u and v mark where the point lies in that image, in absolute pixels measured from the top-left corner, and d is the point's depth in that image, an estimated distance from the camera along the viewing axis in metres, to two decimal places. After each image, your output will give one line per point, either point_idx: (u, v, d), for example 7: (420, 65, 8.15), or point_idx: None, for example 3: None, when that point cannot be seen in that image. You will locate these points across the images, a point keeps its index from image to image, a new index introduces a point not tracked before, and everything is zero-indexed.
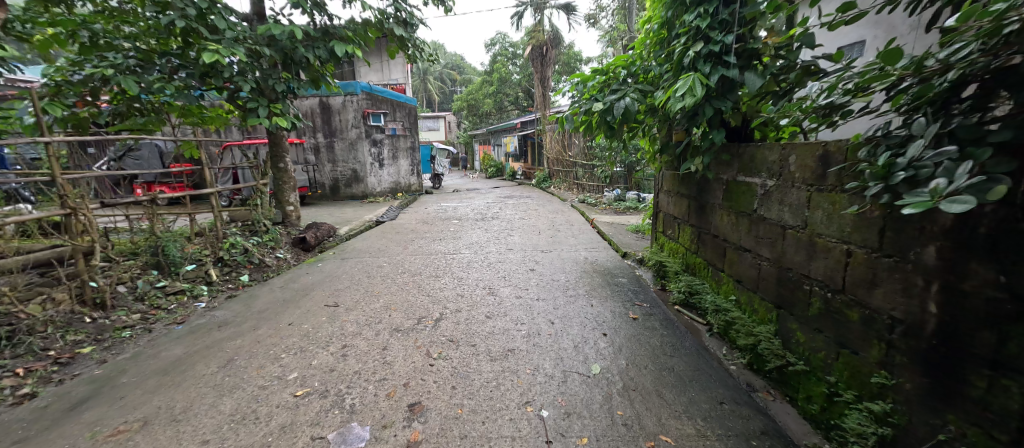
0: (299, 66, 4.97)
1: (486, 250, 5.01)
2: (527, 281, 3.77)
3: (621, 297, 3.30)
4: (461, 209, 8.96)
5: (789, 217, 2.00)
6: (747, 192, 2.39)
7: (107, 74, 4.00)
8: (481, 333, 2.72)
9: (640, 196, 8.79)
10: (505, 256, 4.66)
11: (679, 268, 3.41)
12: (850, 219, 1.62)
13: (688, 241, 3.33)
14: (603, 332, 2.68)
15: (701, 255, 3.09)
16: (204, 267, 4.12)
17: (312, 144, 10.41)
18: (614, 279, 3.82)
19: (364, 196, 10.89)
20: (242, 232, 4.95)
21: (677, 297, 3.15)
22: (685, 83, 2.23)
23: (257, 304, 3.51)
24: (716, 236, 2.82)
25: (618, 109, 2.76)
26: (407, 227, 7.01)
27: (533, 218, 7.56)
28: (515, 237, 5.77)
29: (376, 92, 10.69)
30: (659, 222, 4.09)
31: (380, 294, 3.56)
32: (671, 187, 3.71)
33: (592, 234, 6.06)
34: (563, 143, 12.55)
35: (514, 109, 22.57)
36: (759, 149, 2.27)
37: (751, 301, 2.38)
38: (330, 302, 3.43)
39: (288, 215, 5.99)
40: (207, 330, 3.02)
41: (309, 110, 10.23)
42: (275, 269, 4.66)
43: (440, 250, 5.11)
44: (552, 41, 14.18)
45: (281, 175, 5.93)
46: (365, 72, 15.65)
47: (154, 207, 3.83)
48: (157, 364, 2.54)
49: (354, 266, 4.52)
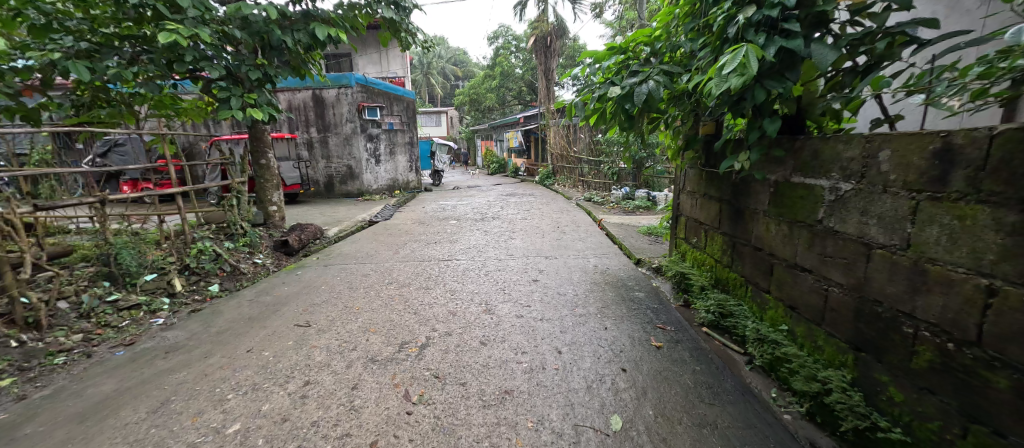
0: (278, 52, 4.50)
1: (485, 256, 4.53)
2: (530, 296, 3.28)
3: (640, 318, 2.81)
4: (459, 208, 8.47)
5: (880, 234, 1.50)
6: (808, 197, 1.89)
7: (54, 58, 3.53)
8: (474, 367, 2.25)
9: (650, 194, 8.29)
10: (506, 264, 4.17)
11: (707, 283, 2.91)
12: (994, 242, 1.14)
13: (718, 252, 2.83)
14: (622, 367, 2.19)
15: (735, 269, 2.59)
16: (166, 276, 3.67)
17: (305, 139, 9.96)
18: (629, 292, 3.33)
19: (360, 194, 10.42)
20: (214, 236, 4.49)
21: (705, 318, 2.66)
22: (734, 57, 1.70)
23: (218, 322, 3.04)
24: (757, 249, 2.33)
25: (639, 94, 2.24)
26: (401, 228, 6.54)
27: (536, 218, 7.05)
28: (517, 240, 5.29)
29: (371, 84, 10.20)
30: (680, 227, 3.58)
31: (360, 311, 3.08)
32: (696, 187, 3.20)
33: (600, 237, 5.56)
34: (569, 138, 12.06)
35: (517, 104, 22.05)
36: (827, 143, 1.77)
37: (811, 335, 1.89)
38: (300, 321, 2.96)
39: (271, 215, 5.52)
40: (151, 357, 2.55)
41: (302, 104, 9.76)
42: (250, 277, 4.20)
43: (433, 256, 4.64)
44: (557, 32, 13.63)
45: (262, 172, 5.46)
46: (365, 65, 15.19)
47: (105, 210, 3.37)
48: (77, 406, 2.07)
49: (337, 275, 4.05)
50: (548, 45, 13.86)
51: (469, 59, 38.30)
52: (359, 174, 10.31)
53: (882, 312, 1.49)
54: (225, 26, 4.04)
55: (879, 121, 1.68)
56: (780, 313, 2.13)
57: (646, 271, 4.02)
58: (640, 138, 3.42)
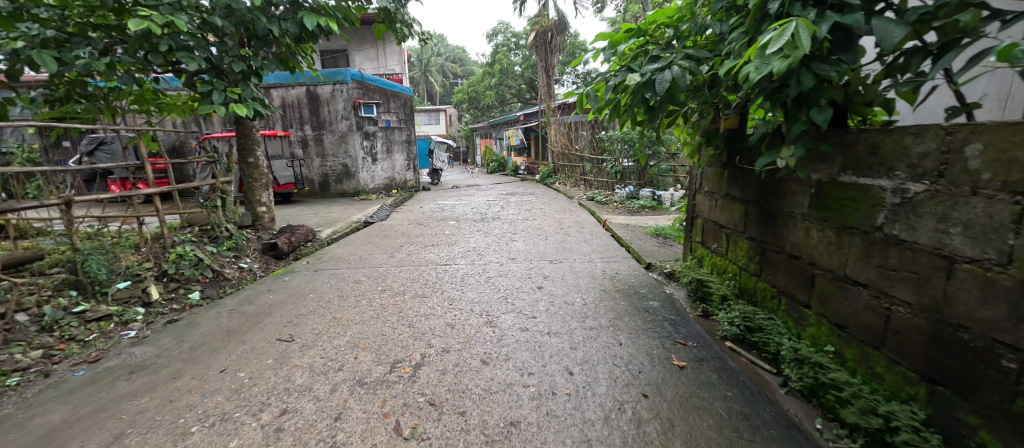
0: (264, 43, 4.22)
1: (485, 260, 4.26)
2: (535, 305, 3.02)
3: (657, 332, 2.55)
4: (458, 208, 8.20)
5: (967, 245, 1.25)
6: (863, 200, 1.63)
7: (16, 47, 3.24)
8: (475, 392, 1.99)
9: (655, 193, 8.03)
10: (508, 269, 3.91)
11: (730, 293, 2.65)
12: None
13: (743, 259, 2.57)
14: (643, 393, 1.93)
15: (765, 278, 2.33)
16: (141, 284, 3.39)
17: (299, 137, 9.67)
18: (642, 301, 3.06)
19: (356, 193, 10.14)
20: (197, 239, 4.21)
21: (729, 332, 2.40)
22: (781, 34, 1.44)
23: (193, 335, 2.77)
24: (794, 257, 2.06)
25: (662, 82, 1.97)
26: (397, 229, 6.27)
27: (538, 219, 6.79)
28: (519, 242, 5.02)
29: (368, 81, 9.90)
30: (695, 231, 3.32)
31: (349, 323, 2.81)
32: (716, 187, 2.93)
33: (606, 239, 5.29)
34: (570, 136, 11.78)
35: (517, 102, 21.74)
36: (887, 137, 1.52)
37: (865, 360, 1.64)
38: (283, 334, 2.69)
39: (260, 216, 5.24)
40: (112, 379, 2.28)
41: (295, 101, 9.48)
42: (234, 283, 3.93)
43: (431, 259, 4.37)
44: (557, 27, 13.31)
45: (250, 171, 5.18)
46: (361, 61, 14.89)
47: (72, 213, 3.10)
48: (17, 441, 1.79)
49: (327, 281, 3.79)
50: (548, 41, 13.54)
51: (468, 57, 37.94)
52: (355, 173, 10.02)
53: (970, 341, 1.24)
54: (205, 12, 3.77)
55: (956, 110, 1.42)
56: (824, 332, 1.87)
57: (658, 277, 3.76)
58: (653, 133, 3.16)
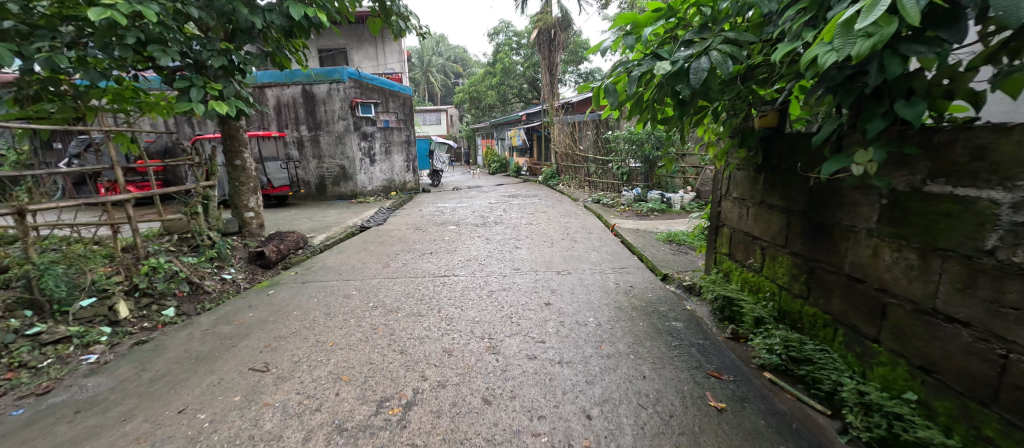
0: (248, 36, 3.90)
1: (487, 270, 3.93)
2: (543, 327, 2.69)
3: (685, 361, 2.21)
4: (459, 211, 7.88)
5: None
6: (963, 216, 1.29)
7: None
8: (475, 442, 1.65)
9: (664, 196, 7.69)
10: (512, 282, 3.58)
11: (767, 315, 2.32)
12: None
13: (783, 276, 2.24)
14: (678, 446, 1.59)
15: (814, 301, 2.00)
16: (108, 301, 3.08)
17: (294, 137, 9.38)
18: (663, 321, 2.73)
19: (354, 196, 9.79)
20: (175, 248, 3.92)
21: (768, 360, 2.07)
22: (869, 5, 1.09)
23: (156, 363, 2.44)
24: (856, 280, 1.73)
25: (698, 71, 1.64)
26: (394, 234, 5.96)
27: (542, 223, 6.46)
28: (523, 250, 4.69)
29: (366, 79, 9.59)
30: (721, 242, 2.99)
31: (333, 349, 2.48)
32: (748, 193, 2.60)
33: (616, 246, 4.95)
34: (574, 136, 11.44)
35: (518, 102, 21.41)
36: (1003, 136, 1.19)
37: (966, 417, 1.31)
38: (257, 362, 2.37)
39: (247, 222, 4.92)
40: (53, 420, 1.95)
41: (290, 100, 9.19)
42: (214, 298, 3.61)
43: (428, 270, 4.05)
44: (561, 24, 12.94)
45: (237, 174, 4.87)
46: (360, 60, 14.60)
47: (26, 223, 2.79)
48: None
49: (315, 294, 3.47)
50: (551, 38, 13.18)
51: (470, 57, 37.65)
52: (352, 175, 9.68)
53: None
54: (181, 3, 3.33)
55: None
56: (899, 374, 1.54)
57: (676, 291, 3.42)
58: (674, 133, 2.83)
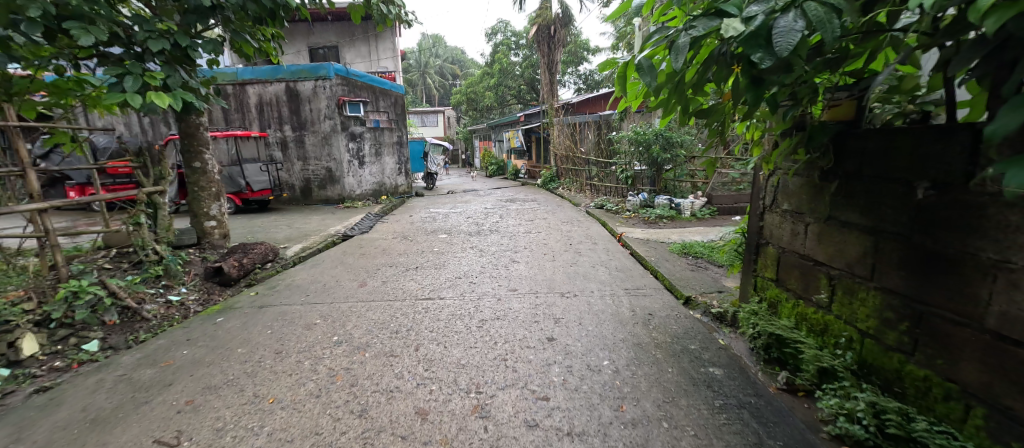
0: (199, 15, 3.31)
1: (478, 292, 3.35)
2: (547, 375, 2.12)
3: (738, 435, 1.63)
4: (452, 218, 7.34)
5: None
6: None
7: None
8: None
9: (672, 200, 7.15)
10: (507, 307, 3.01)
11: (842, 367, 1.76)
12: None
13: (867, 319, 1.68)
14: None
15: (926, 361, 1.44)
16: (8, 335, 2.47)
17: (278, 138, 8.81)
18: (697, 366, 2.16)
19: (341, 200, 9.20)
20: (113, 266, 3.36)
21: (848, 433, 1.52)
22: None
23: (36, 430, 1.85)
24: (1012, 342, 1.18)
25: (787, 32, 1.07)
26: (380, 244, 5.39)
27: (543, 232, 5.91)
28: (521, 265, 4.13)
29: (354, 76, 9.01)
30: (764, 264, 2.43)
31: (272, 408, 1.90)
32: (808, 206, 2.03)
33: (625, 260, 4.40)
34: (575, 137, 10.90)
35: (517, 103, 20.94)
36: None
37: None
38: (167, 429, 1.78)
39: (207, 232, 4.32)
40: None
41: (273, 98, 8.62)
42: (152, 327, 3.03)
43: (410, 290, 3.47)
44: (561, 21, 12.43)
45: (196, 178, 4.28)
46: (353, 58, 13.98)
47: None
48: None
49: (271, 322, 2.89)
50: (551, 35, 12.66)
51: (468, 58, 37.24)
52: (339, 178, 9.09)
53: None
54: None
55: None
56: None
57: (702, 319, 2.87)
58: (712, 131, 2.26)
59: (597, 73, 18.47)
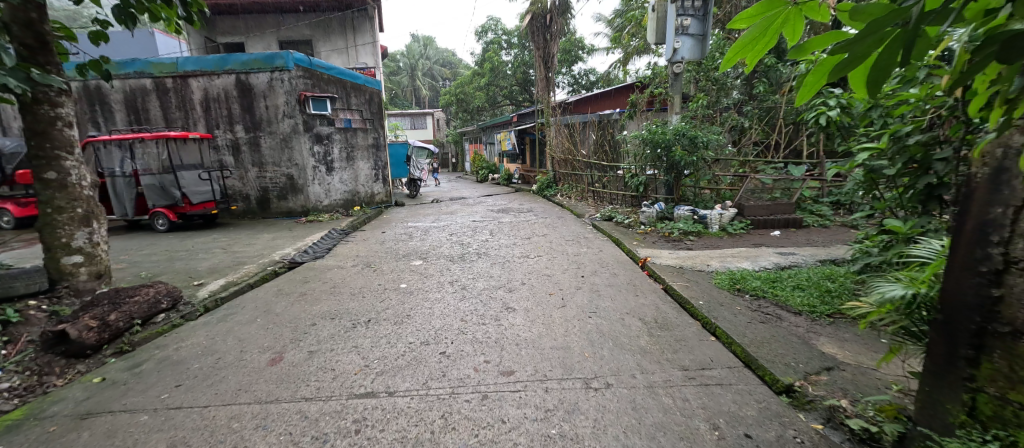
0: None
1: (450, 379, 2.10)
2: None
3: None
4: (432, 235, 6.08)
5: None
6: None
7: None
8: None
9: (696, 211, 5.98)
10: (498, 421, 1.76)
11: None
12: None
13: None
14: None
15: None
16: None
17: (228, 140, 7.50)
18: None
19: (305, 212, 7.88)
20: None
21: None
22: None
23: None
24: None
25: None
26: (332, 276, 4.10)
27: (544, 256, 4.67)
28: (518, 317, 2.88)
29: (318, 68, 7.66)
30: (1004, 374, 1.24)
31: None
32: None
33: (662, 304, 3.17)
34: (574, 139, 9.70)
35: (508, 104, 19.74)
36: None
37: None
38: None
39: (67, 272, 3.04)
40: None
41: (221, 93, 7.30)
42: None
43: (344, 373, 2.19)
44: (558, 10, 11.22)
45: (51, 194, 2.94)
46: (328, 53, 12.62)
47: None
48: None
49: None
50: (547, 25, 11.45)
51: (457, 60, 35.97)
52: (303, 187, 7.78)
53: None
54: None
55: None
56: None
57: (832, 439, 1.66)
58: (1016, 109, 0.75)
59: (593, 73, 17.45)
